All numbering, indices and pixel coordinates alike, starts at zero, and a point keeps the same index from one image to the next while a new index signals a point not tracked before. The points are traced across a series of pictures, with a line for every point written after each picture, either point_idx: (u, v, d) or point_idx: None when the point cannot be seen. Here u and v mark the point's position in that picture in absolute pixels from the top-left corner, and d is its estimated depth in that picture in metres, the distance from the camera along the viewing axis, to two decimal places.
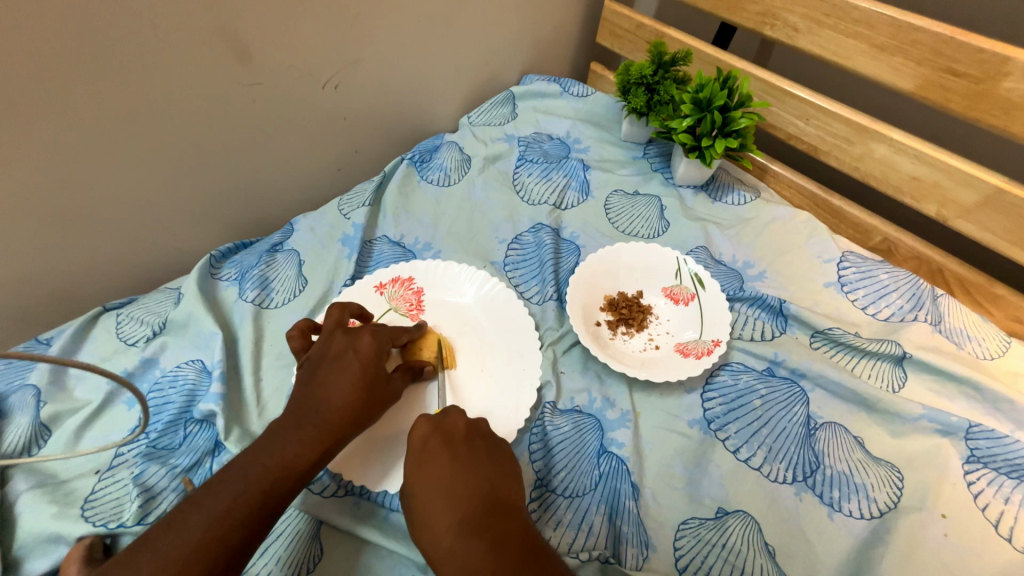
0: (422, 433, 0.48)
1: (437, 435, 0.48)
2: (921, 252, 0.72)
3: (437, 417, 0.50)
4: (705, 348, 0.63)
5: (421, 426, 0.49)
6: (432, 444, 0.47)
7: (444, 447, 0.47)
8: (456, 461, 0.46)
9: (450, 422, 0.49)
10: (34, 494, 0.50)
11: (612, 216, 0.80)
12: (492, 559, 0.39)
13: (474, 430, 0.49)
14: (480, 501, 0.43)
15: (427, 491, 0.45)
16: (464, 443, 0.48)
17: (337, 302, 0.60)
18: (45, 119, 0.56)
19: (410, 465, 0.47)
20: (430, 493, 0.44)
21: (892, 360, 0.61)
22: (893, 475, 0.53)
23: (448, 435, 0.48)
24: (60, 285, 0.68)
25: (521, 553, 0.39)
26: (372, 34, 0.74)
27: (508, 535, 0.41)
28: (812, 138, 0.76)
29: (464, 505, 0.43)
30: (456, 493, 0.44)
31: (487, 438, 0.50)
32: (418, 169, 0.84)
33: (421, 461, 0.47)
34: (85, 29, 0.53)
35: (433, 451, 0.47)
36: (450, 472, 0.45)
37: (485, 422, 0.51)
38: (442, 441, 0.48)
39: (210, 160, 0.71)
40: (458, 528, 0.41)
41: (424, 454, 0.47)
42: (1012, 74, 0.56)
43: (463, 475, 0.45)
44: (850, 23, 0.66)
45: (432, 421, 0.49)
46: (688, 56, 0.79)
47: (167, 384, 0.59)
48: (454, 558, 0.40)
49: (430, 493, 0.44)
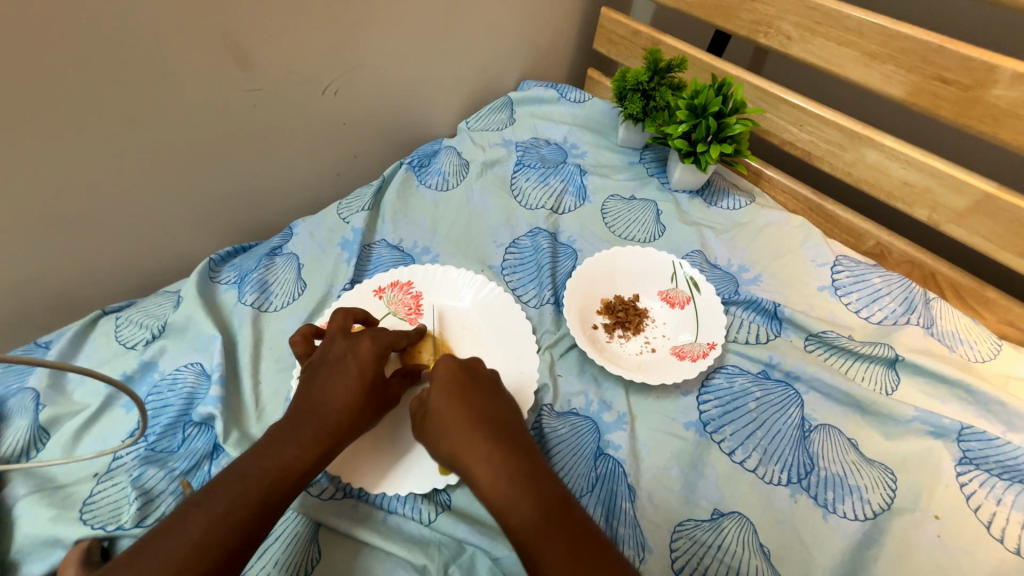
0: (449, 368, 0.50)
1: (464, 372, 0.50)
2: (913, 255, 0.73)
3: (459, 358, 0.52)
4: (701, 351, 0.63)
5: (446, 363, 0.50)
6: (460, 378, 0.49)
7: (471, 381, 0.50)
8: (484, 395, 0.49)
9: (476, 365, 0.52)
10: (33, 497, 0.50)
11: (609, 221, 0.81)
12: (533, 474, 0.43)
13: (493, 375, 0.53)
14: (511, 428, 0.47)
15: (456, 418, 0.47)
16: (488, 381, 0.51)
17: (340, 307, 0.60)
18: (47, 124, 0.56)
19: (437, 393, 0.48)
20: (461, 417, 0.47)
21: (885, 362, 0.62)
22: (886, 476, 0.54)
23: (473, 374, 0.51)
24: (60, 288, 0.68)
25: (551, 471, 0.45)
26: (371, 40, 0.75)
27: (538, 457, 0.46)
28: (806, 144, 0.77)
29: (499, 428, 0.46)
30: (489, 419, 0.47)
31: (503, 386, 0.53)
32: (416, 173, 0.85)
33: (449, 390, 0.48)
34: (84, 34, 0.53)
35: (463, 383, 0.49)
36: (482, 403, 0.48)
37: (504, 387, 0.53)
38: (468, 377, 0.50)
39: (210, 164, 0.71)
40: (497, 444, 0.45)
41: (453, 384, 0.49)
42: (1000, 82, 0.57)
43: (492, 407, 0.48)
44: (842, 32, 0.67)
45: (460, 361, 0.51)
46: (683, 63, 0.80)
47: (166, 387, 0.59)
48: (495, 470, 0.43)
49: (459, 420, 0.47)
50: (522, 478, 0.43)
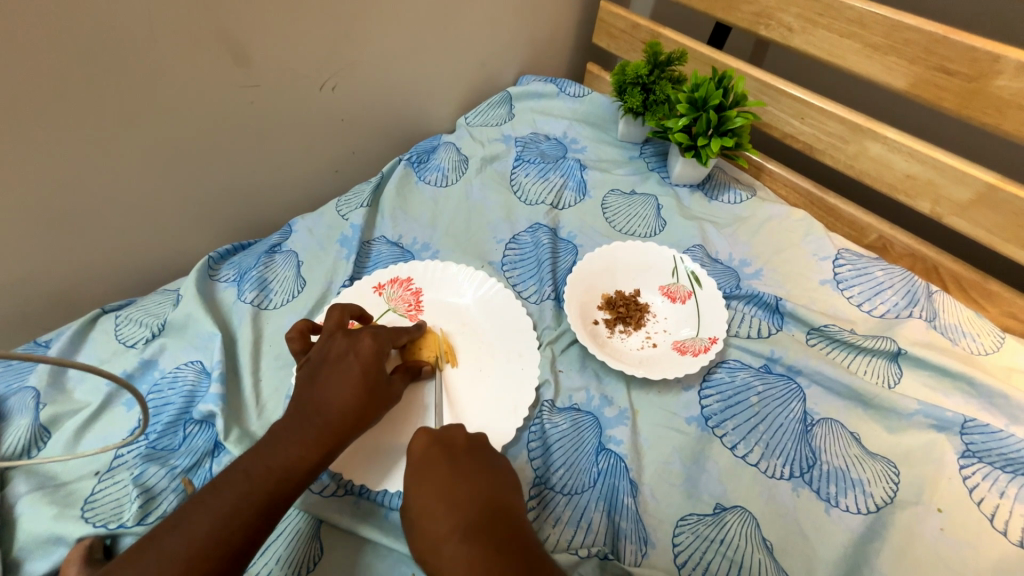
0: (423, 442, 0.48)
1: (437, 447, 0.48)
2: (916, 248, 0.72)
3: (437, 430, 0.50)
4: (703, 346, 0.63)
5: (421, 439, 0.49)
6: (434, 452, 0.48)
7: (446, 454, 0.47)
8: (457, 471, 0.46)
9: (453, 432, 0.50)
10: (34, 495, 0.50)
11: (609, 216, 0.80)
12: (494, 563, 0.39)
13: (474, 442, 0.50)
14: (484, 506, 0.44)
15: (425, 503, 0.44)
16: (466, 453, 0.48)
17: (337, 304, 0.60)
18: (44, 122, 0.56)
19: (410, 475, 0.47)
20: (431, 499, 0.44)
21: (887, 356, 0.62)
22: (889, 470, 0.54)
23: (448, 445, 0.48)
24: (61, 286, 0.68)
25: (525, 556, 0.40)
26: (369, 35, 0.74)
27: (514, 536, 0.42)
28: (808, 137, 0.76)
29: (469, 508, 0.43)
30: (459, 498, 0.44)
31: (488, 450, 0.50)
32: (416, 169, 0.84)
33: (421, 468, 0.47)
34: (81, 31, 0.53)
35: (435, 460, 0.47)
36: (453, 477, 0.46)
37: (486, 437, 0.51)
38: (441, 452, 0.48)
39: (208, 161, 0.71)
40: (461, 531, 0.42)
41: (424, 465, 0.47)
42: (1004, 72, 0.56)
43: (466, 482, 0.45)
44: (844, 23, 0.66)
45: (433, 433, 0.49)
46: (683, 56, 0.80)
47: (167, 385, 0.59)
48: (456, 560, 0.40)
49: (427, 505, 0.44)
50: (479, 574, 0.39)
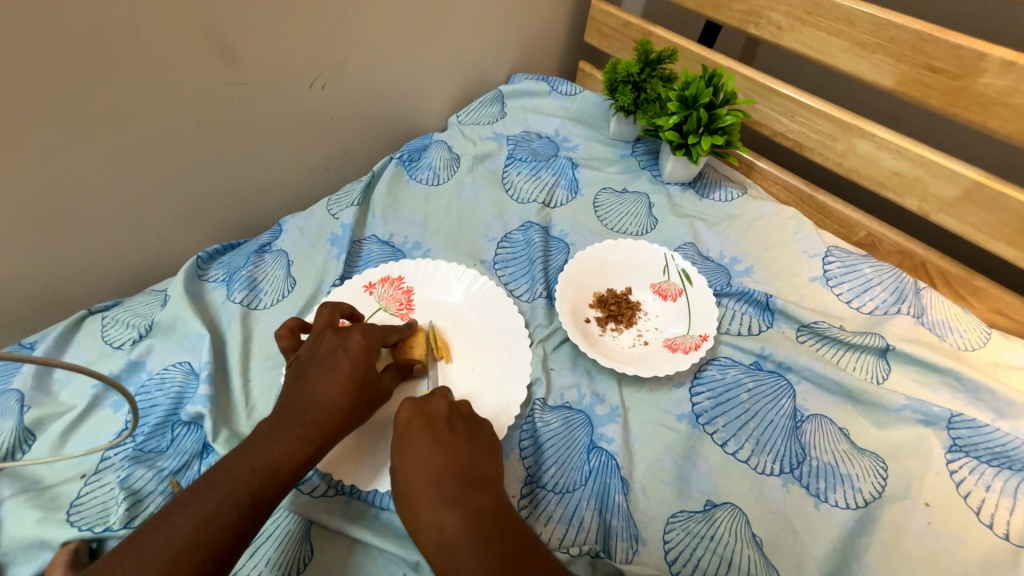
0: (406, 413, 0.49)
1: (419, 418, 0.48)
2: (904, 245, 0.73)
3: (421, 400, 0.50)
4: (694, 343, 0.63)
5: (405, 408, 0.49)
6: (416, 424, 0.48)
7: (427, 426, 0.48)
8: (438, 440, 0.47)
9: (433, 404, 0.50)
10: (18, 499, 0.49)
11: (601, 214, 0.80)
12: (468, 530, 0.40)
13: (455, 412, 0.50)
14: (458, 477, 0.44)
15: (405, 471, 0.45)
16: (445, 425, 0.48)
17: (327, 302, 0.59)
18: (27, 120, 0.55)
19: (394, 446, 0.47)
20: (411, 471, 0.45)
21: (876, 352, 0.62)
22: (877, 465, 0.54)
23: (430, 416, 0.49)
24: (47, 287, 0.68)
25: (498, 527, 0.40)
26: (359, 33, 0.74)
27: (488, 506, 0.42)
28: (797, 135, 0.76)
29: (446, 479, 0.44)
30: (437, 470, 0.44)
31: (472, 420, 0.50)
32: (406, 168, 0.84)
33: (404, 439, 0.47)
34: (65, 29, 0.52)
35: (416, 430, 0.47)
36: (433, 449, 0.46)
37: (469, 405, 0.51)
38: (423, 422, 0.48)
39: (196, 160, 0.70)
40: (437, 502, 0.42)
41: (406, 433, 0.47)
42: (989, 70, 0.57)
43: (443, 453, 0.46)
44: (832, 22, 0.67)
45: (417, 404, 0.49)
46: (674, 54, 0.80)
47: (155, 387, 0.58)
48: (434, 530, 0.41)
49: (407, 473, 0.45)
50: (455, 541, 0.40)
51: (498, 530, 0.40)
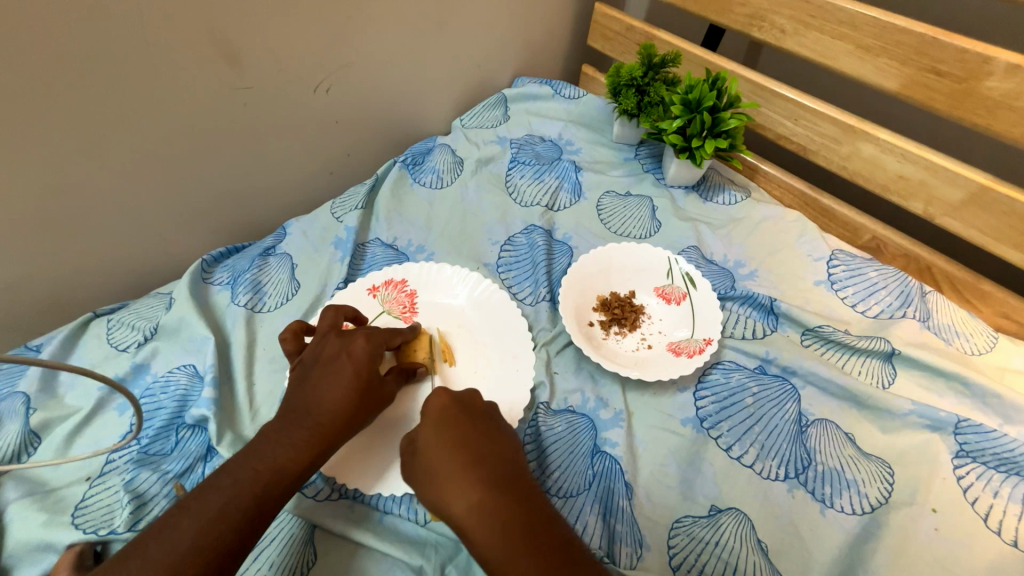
0: (441, 402, 0.48)
1: (457, 406, 0.48)
2: (909, 249, 0.72)
3: (450, 390, 0.49)
4: (698, 346, 0.63)
5: (438, 397, 0.48)
6: (453, 412, 0.47)
7: (464, 414, 0.47)
8: (476, 429, 0.47)
9: (465, 395, 0.50)
10: (24, 502, 0.50)
11: (604, 217, 0.80)
12: (523, 516, 0.41)
13: (486, 406, 0.50)
14: (503, 464, 0.44)
15: (442, 454, 0.44)
16: (479, 415, 0.48)
17: (332, 305, 0.59)
18: (34, 125, 0.55)
19: (427, 430, 0.46)
20: (449, 455, 0.44)
21: (881, 356, 0.62)
22: (884, 470, 0.54)
23: (465, 405, 0.49)
24: (52, 290, 0.68)
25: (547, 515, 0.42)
26: (363, 37, 0.74)
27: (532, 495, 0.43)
28: (801, 138, 0.76)
29: (490, 466, 0.44)
30: (479, 455, 0.44)
31: (498, 416, 0.50)
32: (410, 171, 0.84)
33: (441, 424, 0.46)
34: (71, 34, 0.53)
35: (453, 417, 0.47)
36: (474, 438, 0.46)
37: (496, 409, 0.51)
38: (459, 410, 0.48)
39: (201, 164, 0.71)
40: (484, 485, 0.42)
41: (442, 418, 0.47)
42: (994, 73, 0.57)
43: (482, 442, 0.46)
44: (836, 25, 0.67)
45: (452, 393, 0.49)
46: (677, 58, 0.80)
47: (159, 390, 0.59)
48: (480, 512, 0.40)
49: (445, 456, 0.44)
50: (510, 524, 0.40)
51: (545, 519, 0.41)
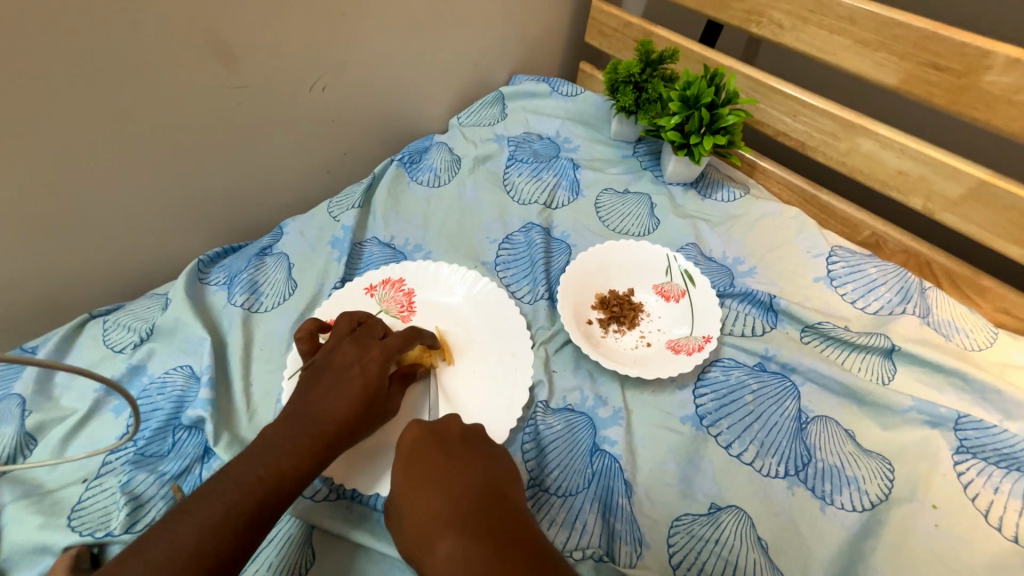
0: (414, 436, 0.48)
1: (430, 442, 0.48)
2: (909, 245, 0.72)
3: (428, 422, 0.50)
4: (697, 344, 0.63)
5: (411, 432, 0.49)
6: (426, 450, 0.47)
7: (437, 445, 0.48)
8: (451, 465, 0.46)
9: (443, 426, 0.50)
10: (20, 504, 0.49)
11: (602, 215, 0.80)
12: (491, 555, 0.39)
13: (468, 431, 0.50)
14: (476, 500, 0.43)
15: (415, 500, 0.44)
16: (459, 448, 0.48)
17: (346, 312, 0.59)
18: (28, 125, 0.55)
19: (400, 475, 0.46)
20: (425, 501, 0.44)
21: (881, 352, 0.61)
22: (884, 467, 0.53)
23: (441, 440, 0.48)
24: (48, 290, 0.68)
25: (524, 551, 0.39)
26: (359, 35, 0.74)
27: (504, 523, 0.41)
28: (800, 134, 0.76)
29: (461, 499, 0.43)
30: (451, 494, 0.43)
31: (483, 440, 0.50)
32: (408, 170, 0.84)
33: (413, 460, 0.47)
34: (65, 33, 0.52)
35: (426, 457, 0.47)
36: (444, 471, 0.46)
37: (482, 428, 0.51)
38: (433, 447, 0.48)
39: (196, 163, 0.70)
40: (455, 527, 0.41)
41: (415, 459, 0.47)
42: (993, 67, 0.56)
43: (457, 479, 0.45)
44: (834, 20, 0.66)
45: (425, 426, 0.49)
46: (675, 54, 0.80)
47: (156, 391, 0.58)
48: (451, 558, 0.39)
49: (418, 502, 0.44)
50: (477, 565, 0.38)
51: (522, 557, 0.39)
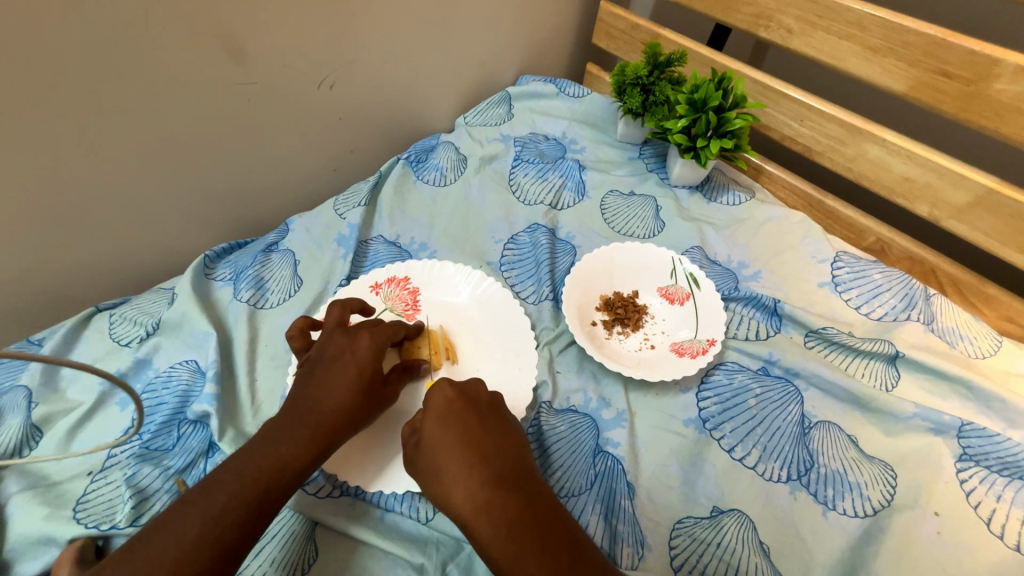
0: (446, 394, 0.48)
1: (464, 401, 0.48)
2: (915, 252, 0.72)
3: (459, 384, 0.50)
4: (701, 347, 0.63)
5: (443, 390, 0.49)
6: (458, 407, 0.48)
7: (470, 410, 0.48)
8: (483, 424, 0.47)
9: (473, 390, 0.50)
10: (26, 495, 0.50)
11: (608, 216, 0.80)
12: (528, 512, 0.41)
13: (494, 401, 0.50)
14: (509, 461, 0.45)
15: (445, 453, 0.45)
16: (487, 411, 0.49)
17: (337, 300, 0.59)
18: (38, 118, 0.55)
19: (432, 424, 0.47)
20: (456, 454, 0.44)
21: (885, 359, 0.62)
22: (887, 473, 0.54)
23: (472, 401, 0.49)
24: (54, 284, 0.68)
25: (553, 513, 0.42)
26: (367, 33, 0.74)
27: (537, 496, 0.43)
28: (807, 139, 0.76)
29: (495, 456, 0.45)
30: (485, 450, 0.45)
31: (506, 411, 0.51)
32: (414, 169, 0.84)
33: (446, 420, 0.47)
34: (75, 27, 0.52)
35: (458, 412, 0.47)
36: (480, 435, 0.46)
37: (502, 399, 0.51)
38: (465, 405, 0.48)
39: (204, 160, 0.71)
40: (490, 483, 0.42)
41: (447, 413, 0.47)
42: (1003, 76, 0.56)
43: (489, 438, 0.46)
44: (844, 25, 0.66)
45: (457, 387, 0.49)
46: (683, 57, 0.80)
47: (161, 384, 0.59)
48: (488, 509, 0.41)
49: (449, 455, 0.44)
50: (513, 519, 0.40)
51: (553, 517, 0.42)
